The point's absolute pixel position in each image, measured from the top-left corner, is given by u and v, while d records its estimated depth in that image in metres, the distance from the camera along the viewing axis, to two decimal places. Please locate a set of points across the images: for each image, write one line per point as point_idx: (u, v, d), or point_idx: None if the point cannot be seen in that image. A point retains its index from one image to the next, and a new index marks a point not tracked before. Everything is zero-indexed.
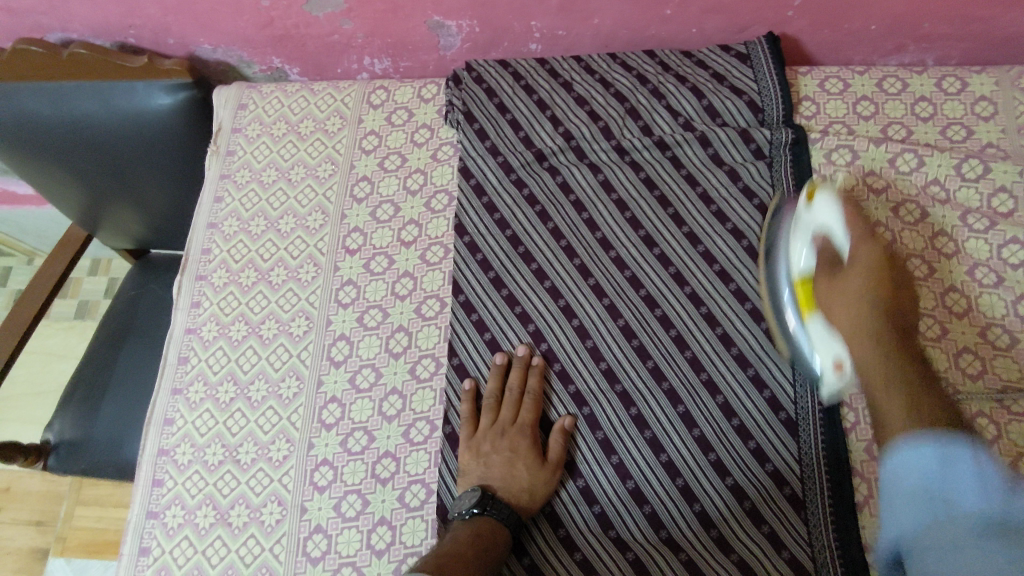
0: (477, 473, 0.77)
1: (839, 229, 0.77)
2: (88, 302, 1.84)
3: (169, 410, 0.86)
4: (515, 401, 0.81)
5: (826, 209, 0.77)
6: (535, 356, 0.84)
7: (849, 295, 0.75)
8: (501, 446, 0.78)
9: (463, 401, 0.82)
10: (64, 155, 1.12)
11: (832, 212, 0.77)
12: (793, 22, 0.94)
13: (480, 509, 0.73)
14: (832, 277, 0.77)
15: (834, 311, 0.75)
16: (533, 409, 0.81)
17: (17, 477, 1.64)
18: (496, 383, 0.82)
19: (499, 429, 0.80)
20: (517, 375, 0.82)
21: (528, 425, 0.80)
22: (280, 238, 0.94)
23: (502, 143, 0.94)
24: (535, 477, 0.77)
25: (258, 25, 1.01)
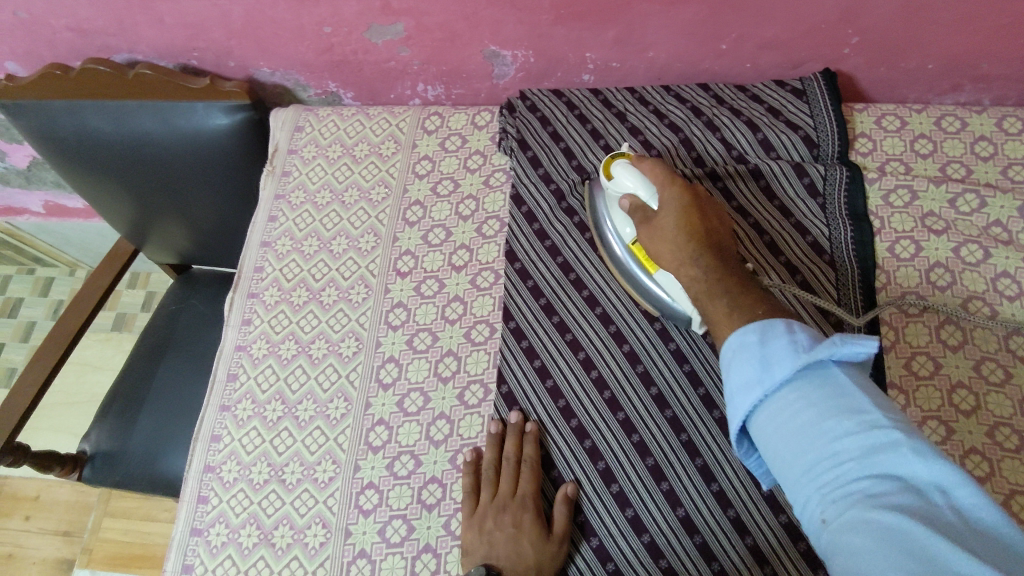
0: (481, 552, 0.73)
1: (643, 191, 0.75)
2: (126, 314, 1.86)
3: (217, 427, 0.87)
4: (513, 472, 0.78)
5: (622, 175, 0.77)
6: (529, 423, 0.81)
7: (665, 221, 0.72)
8: (504, 521, 0.75)
9: (465, 475, 0.79)
10: (121, 170, 1.15)
11: (629, 178, 0.76)
12: (849, 60, 0.94)
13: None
14: (649, 221, 0.74)
15: (655, 243, 0.73)
16: (531, 480, 0.78)
17: (47, 486, 1.65)
18: (494, 453, 0.79)
19: (500, 504, 0.76)
20: (513, 444, 0.79)
21: (530, 497, 0.77)
22: (332, 259, 0.95)
23: (556, 171, 0.95)
24: (541, 552, 0.73)
25: (317, 50, 1.03)
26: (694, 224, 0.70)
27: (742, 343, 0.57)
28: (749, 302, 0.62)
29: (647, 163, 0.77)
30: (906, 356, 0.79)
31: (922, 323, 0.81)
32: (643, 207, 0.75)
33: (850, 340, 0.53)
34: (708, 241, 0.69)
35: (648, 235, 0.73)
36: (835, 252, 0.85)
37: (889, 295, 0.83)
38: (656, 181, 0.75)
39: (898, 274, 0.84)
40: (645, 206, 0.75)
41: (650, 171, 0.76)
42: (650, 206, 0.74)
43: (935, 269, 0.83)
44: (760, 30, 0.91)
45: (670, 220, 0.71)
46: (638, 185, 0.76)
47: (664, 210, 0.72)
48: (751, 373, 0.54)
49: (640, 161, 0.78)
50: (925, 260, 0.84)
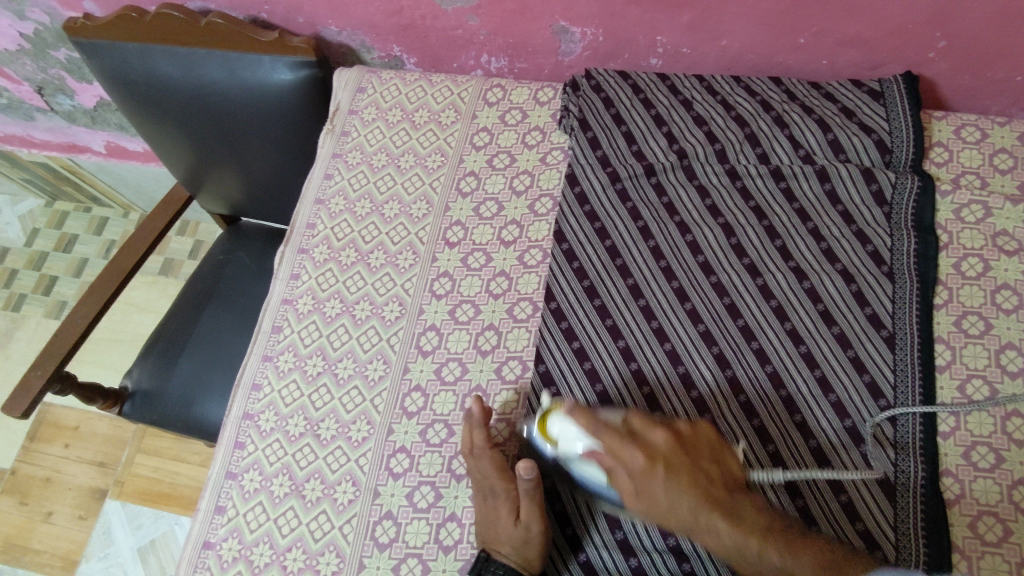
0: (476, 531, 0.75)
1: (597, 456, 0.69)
2: (173, 260, 1.91)
3: (258, 376, 0.88)
4: (474, 460, 0.74)
5: (568, 438, 0.70)
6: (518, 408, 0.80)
7: (654, 491, 0.67)
8: (481, 504, 0.74)
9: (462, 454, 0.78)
10: (182, 117, 1.17)
11: (574, 434, 0.70)
12: (933, 64, 0.90)
13: (478, 574, 0.72)
14: (633, 482, 0.67)
15: (644, 494, 0.67)
16: (493, 462, 0.74)
17: (87, 418, 1.71)
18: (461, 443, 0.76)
19: (472, 488, 0.75)
20: (467, 434, 0.76)
21: (500, 484, 0.73)
22: (382, 222, 0.95)
23: (614, 155, 0.93)
24: (517, 532, 0.72)
25: (386, 12, 1.03)
26: (679, 466, 0.67)
27: None
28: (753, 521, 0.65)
29: (585, 415, 0.71)
30: (961, 377, 0.77)
31: (981, 345, 0.78)
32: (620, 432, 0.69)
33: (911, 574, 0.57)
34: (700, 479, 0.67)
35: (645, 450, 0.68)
36: (894, 264, 0.82)
37: (949, 313, 0.80)
38: (614, 450, 0.68)
39: (961, 291, 0.81)
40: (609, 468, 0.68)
41: (599, 435, 0.69)
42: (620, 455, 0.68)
43: (1002, 291, 0.80)
44: (842, 26, 0.88)
45: (660, 475, 0.67)
46: (586, 442, 0.69)
47: (635, 463, 0.68)
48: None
49: (573, 407, 0.71)
50: (992, 280, 0.81)
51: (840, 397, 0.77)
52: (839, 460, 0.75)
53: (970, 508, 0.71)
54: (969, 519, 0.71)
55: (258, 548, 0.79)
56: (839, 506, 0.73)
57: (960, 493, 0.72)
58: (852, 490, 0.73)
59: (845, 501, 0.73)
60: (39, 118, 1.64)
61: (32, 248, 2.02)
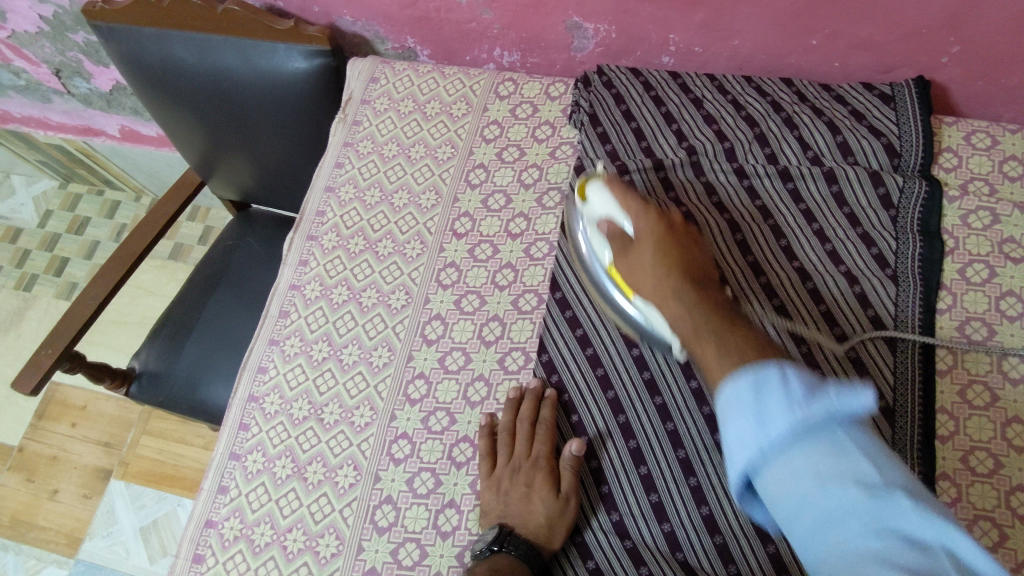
0: (496, 509, 0.76)
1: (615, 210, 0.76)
2: (183, 245, 1.93)
3: (264, 359, 0.90)
4: (528, 434, 0.78)
5: (598, 197, 0.78)
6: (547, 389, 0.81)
7: (637, 262, 0.71)
8: (517, 480, 0.77)
9: (480, 437, 0.80)
10: (197, 104, 1.18)
11: (606, 200, 0.78)
12: (945, 69, 0.90)
13: (498, 546, 0.72)
14: (625, 251, 0.73)
15: (636, 281, 0.72)
16: (546, 440, 0.78)
17: (94, 398, 1.73)
18: (511, 416, 0.80)
19: (515, 463, 0.77)
20: (529, 407, 0.79)
21: (543, 458, 0.78)
22: (391, 212, 0.96)
23: (623, 150, 0.94)
24: (553, 509, 0.75)
25: (401, 3, 1.03)
26: (668, 256, 0.69)
27: (736, 384, 0.51)
28: (728, 348, 0.56)
29: (619, 187, 0.78)
30: (962, 382, 0.77)
31: (984, 350, 0.78)
32: (621, 244, 0.74)
33: (845, 390, 0.47)
34: (688, 266, 0.69)
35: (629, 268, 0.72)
36: (899, 268, 0.83)
37: (952, 318, 0.80)
38: (632, 216, 0.74)
39: (965, 297, 0.81)
40: (623, 231, 0.75)
41: (622, 202, 0.76)
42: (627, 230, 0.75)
43: (1006, 298, 0.80)
44: (855, 28, 0.88)
45: (646, 254, 0.70)
46: (613, 209, 0.77)
47: (640, 240, 0.72)
48: (746, 427, 0.48)
49: (612, 181, 0.79)
50: (997, 287, 0.81)
51: None
52: None
53: (966, 512, 0.72)
54: (965, 522, 0.71)
55: (259, 528, 0.80)
56: None
57: (956, 497, 0.72)
58: None
59: None
60: (55, 100, 1.66)
61: (44, 230, 2.04)
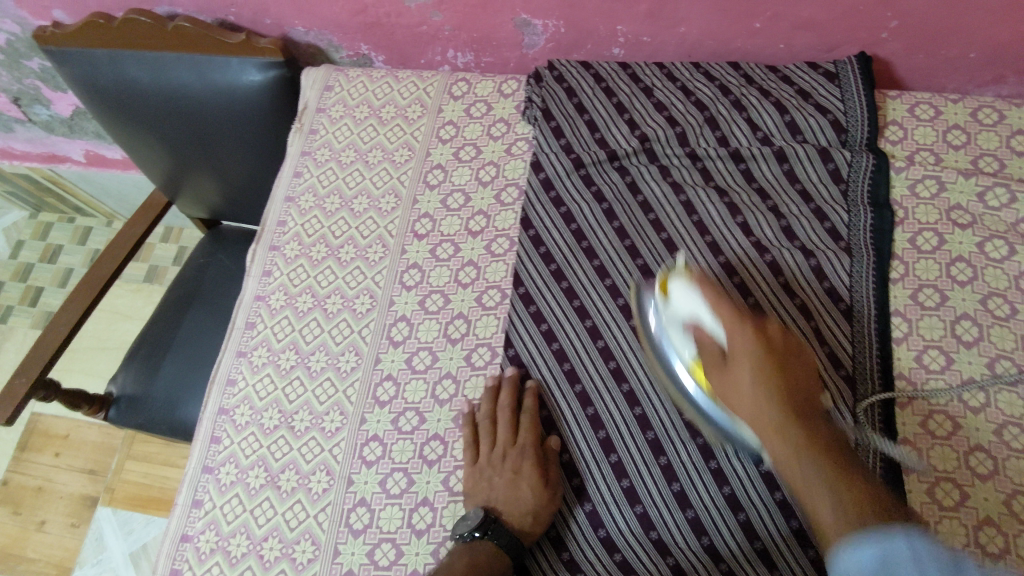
0: (483, 495, 0.77)
1: (706, 315, 0.68)
2: (158, 267, 1.92)
3: (233, 372, 0.90)
4: (512, 421, 0.79)
5: (681, 298, 0.71)
6: (523, 378, 0.82)
7: (738, 378, 0.65)
8: (504, 468, 0.78)
9: (465, 423, 0.81)
10: (157, 123, 1.18)
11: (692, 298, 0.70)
12: (886, 45, 0.92)
13: (481, 532, 0.73)
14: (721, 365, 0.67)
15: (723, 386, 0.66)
16: (530, 429, 0.79)
17: (76, 426, 1.72)
18: (492, 404, 0.81)
19: (501, 451, 0.78)
20: (509, 395, 0.81)
21: (530, 447, 0.78)
22: (352, 217, 0.97)
23: (577, 143, 0.95)
24: (538, 497, 0.75)
25: (351, 11, 1.04)
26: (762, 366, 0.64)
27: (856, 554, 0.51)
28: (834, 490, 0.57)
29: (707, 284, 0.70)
30: (918, 349, 0.78)
31: (938, 316, 0.79)
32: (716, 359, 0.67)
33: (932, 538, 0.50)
34: (791, 403, 0.63)
35: (722, 383, 0.66)
36: (852, 239, 0.84)
37: (905, 287, 0.81)
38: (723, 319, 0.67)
39: (917, 265, 0.82)
40: (710, 335, 0.68)
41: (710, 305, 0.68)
42: (720, 342, 0.68)
43: (957, 263, 0.81)
44: (796, 9, 0.89)
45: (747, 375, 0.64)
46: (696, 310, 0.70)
47: (733, 338, 0.66)
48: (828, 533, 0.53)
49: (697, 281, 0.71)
50: (948, 253, 0.82)
51: None
52: None
53: (927, 475, 0.73)
54: (927, 485, 0.72)
55: (235, 539, 0.81)
56: None
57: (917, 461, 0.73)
58: None
59: None
60: (17, 129, 1.65)
61: (17, 260, 2.02)
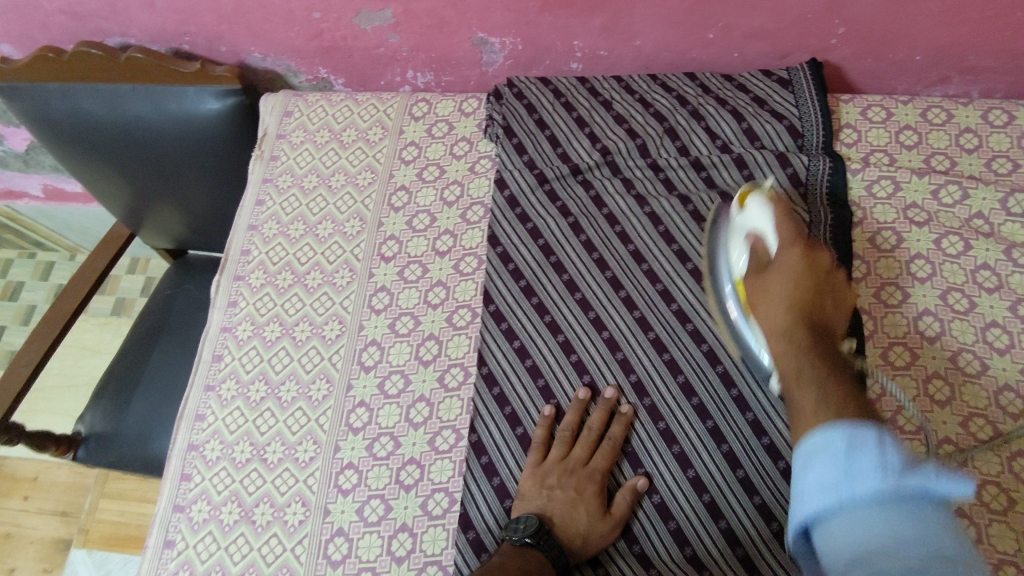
0: (537, 502, 0.76)
1: (770, 230, 0.71)
2: (124, 299, 1.88)
3: (201, 407, 0.88)
4: (592, 442, 0.79)
5: (756, 210, 0.74)
6: (623, 403, 0.81)
7: (772, 286, 0.66)
8: (567, 483, 0.76)
9: (538, 426, 0.80)
10: (115, 154, 1.16)
11: (762, 213, 0.73)
12: (836, 50, 0.94)
13: (532, 540, 0.71)
14: (761, 277, 0.69)
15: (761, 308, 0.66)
16: (607, 455, 0.78)
17: (46, 467, 1.67)
18: (577, 418, 0.80)
19: (569, 466, 0.77)
20: (601, 417, 0.80)
21: (599, 471, 0.77)
22: (317, 243, 0.96)
23: (540, 158, 0.95)
24: (594, 524, 0.74)
25: (307, 36, 1.04)
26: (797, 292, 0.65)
27: (828, 436, 0.49)
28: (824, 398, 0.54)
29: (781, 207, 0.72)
30: (883, 347, 0.79)
31: (900, 314, 0.81)
32: (760, 266, 0.70)
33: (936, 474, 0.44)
34: (811, 311, 0.64)
35: (755, 288, 0.68)
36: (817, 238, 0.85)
37: (869, 286, 0.83)
38: (782, 240, 0.69)
39: (877, 264, 0.84)
40: (763, 251, 0.71)
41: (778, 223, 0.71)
42: (770, 253, 0.70)
43: (916, 261, 0.83)
44: (746, 19, 0.91)
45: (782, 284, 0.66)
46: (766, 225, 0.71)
47: (781, 256, 0.68)
48: (832, 476, 0.47)
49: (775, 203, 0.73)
50: (906, 252, 0.84)
51: None
52: (777, 429, 0.76)
53: None
54: None
55: None
56: (778, 473, 0.75)
57: None
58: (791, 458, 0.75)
59: (784, 468, 0.75)
60: None
61: None
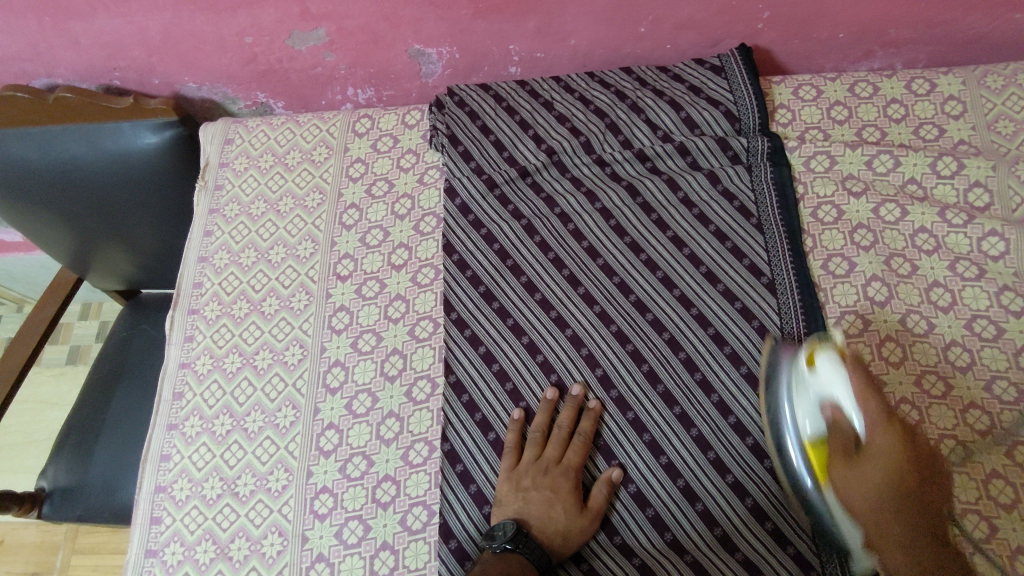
0: (514, 506, 0.75)
1: (850, 402, 0.64)
2: (80, 346, 1.82)
3: (165, 446, 0.86)
4: (563, 440, 0.79)
5: (829, 375, 0.65)
6: (589, 399, 0.81)
7: (864, 476, 0.63)
8: (542, 483, 0.76)
9: (509, 430, 0.81)
10: (53, 200, 1.12)
11: (838, 380, 0.65)
12: (763, 34, 0.97)
13: (513, 545, 0.71)
14: (851, 459, 0.63)
15: (847, 486, 0.63)
16: (579, 452, 0.78)
17: (10, 529, 1.60)
18: (547, 418, 0.80)
19: (543, 465, 0.78)
20: (570, 415, 0.80)
21: (573, 467, 0.78)
22: (270, 268, 0.95)
23: (487, 164, 0.96)
24: (573, 521, 0.74)
25: (241, 61, 1.03)
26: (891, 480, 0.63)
27: None
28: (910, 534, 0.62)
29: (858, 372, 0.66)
30: (836, 315, 0.81)
31: (849, 283, 0.83)
32: (844, 450, 0.64)
33: None
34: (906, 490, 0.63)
35: (846, 478, 0.63)
36: (762, 216, 0.87)
37: (816, 258, 0.85)
38: (866, 410, 0.65)
39: (823, 237, 0.86)
40: (843, 422, 0.64)
41: (863, 396, 0.65)
42: (854, 430, 0.64)
43: (858, 230, 0.85)
44: (675, 11, 0.93)
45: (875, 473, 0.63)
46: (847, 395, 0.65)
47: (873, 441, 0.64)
48: None
49: (851, 367, 0.66)
50: (848, 222, 0.86)
51: (735, 347, 0.81)
52: (742, 406, 0.78)
53: None
54: None
55: None
56: (746, 449, 0.76)
57: None
58: (756, 431, 0.77)
59: (751, 443, 0.76)
60: None
61: None
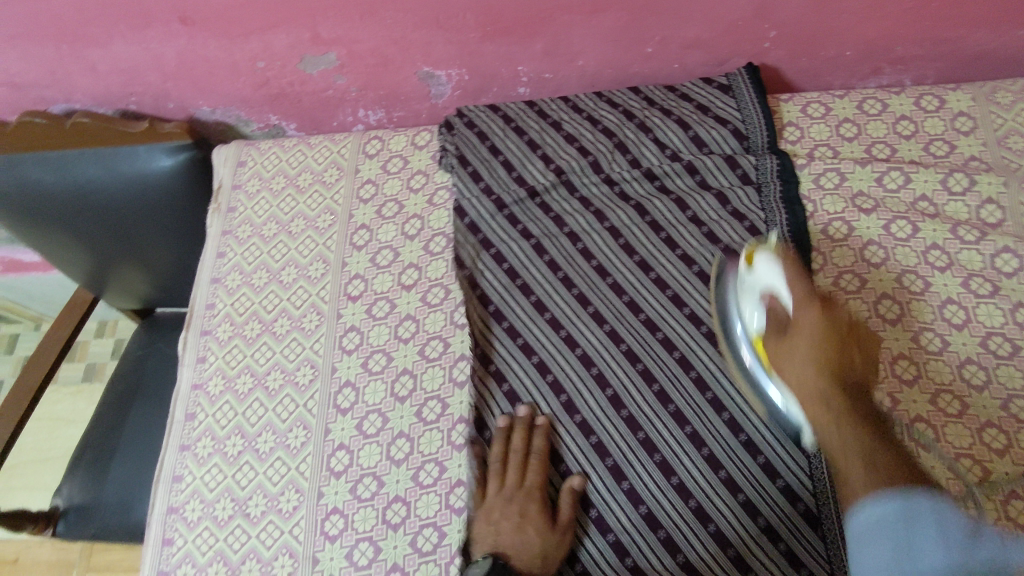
0: (488, 539, 0.74)
1: (784, 288, 0.68)
2: (96, 364, 1.84)
3: (178, 467, 0.87)
4: (520, 463, 0.79)
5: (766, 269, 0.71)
6: (538, 416, 0.82)
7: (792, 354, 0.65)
8: (509, 511, 0.76)
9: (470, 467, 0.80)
10: (68, 221, 1.13)
11: (771, 273, 0.70)
12: (770, 53, 0.97)
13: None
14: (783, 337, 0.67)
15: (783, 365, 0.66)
16: (538, 471, 0.79)
17: (26, 547, 1.61)
18: (501, 446, 0.80)
19: (507, 493, 0.77)
20: (522, 436, 0.80)
21: (535, 488, 0.78)
22: (282, 289, 0.96)
23: (497, 184, 0.97)
24: (547, 541, 0.74)
25: (254, 86, 1.04)
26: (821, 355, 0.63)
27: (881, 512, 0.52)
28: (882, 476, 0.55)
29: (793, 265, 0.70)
30: None
31: (860, 299, 0.82)
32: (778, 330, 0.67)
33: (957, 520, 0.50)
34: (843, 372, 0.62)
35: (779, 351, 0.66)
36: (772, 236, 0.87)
37: (827, 276, 0.84)
38: (797, 299, 0.67)
39: (833, 254, 0.85)
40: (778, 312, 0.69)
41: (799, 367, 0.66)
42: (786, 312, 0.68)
43: (869, 247, 0.85)
44: (682, 31, 0.94)
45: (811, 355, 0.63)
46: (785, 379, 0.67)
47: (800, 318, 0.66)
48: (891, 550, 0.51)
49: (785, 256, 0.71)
50: (859, 239, 0.86)
51: None
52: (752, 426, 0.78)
53: None
54: None
55: None
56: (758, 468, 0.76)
57: None
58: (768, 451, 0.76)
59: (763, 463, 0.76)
60: None
61: None
